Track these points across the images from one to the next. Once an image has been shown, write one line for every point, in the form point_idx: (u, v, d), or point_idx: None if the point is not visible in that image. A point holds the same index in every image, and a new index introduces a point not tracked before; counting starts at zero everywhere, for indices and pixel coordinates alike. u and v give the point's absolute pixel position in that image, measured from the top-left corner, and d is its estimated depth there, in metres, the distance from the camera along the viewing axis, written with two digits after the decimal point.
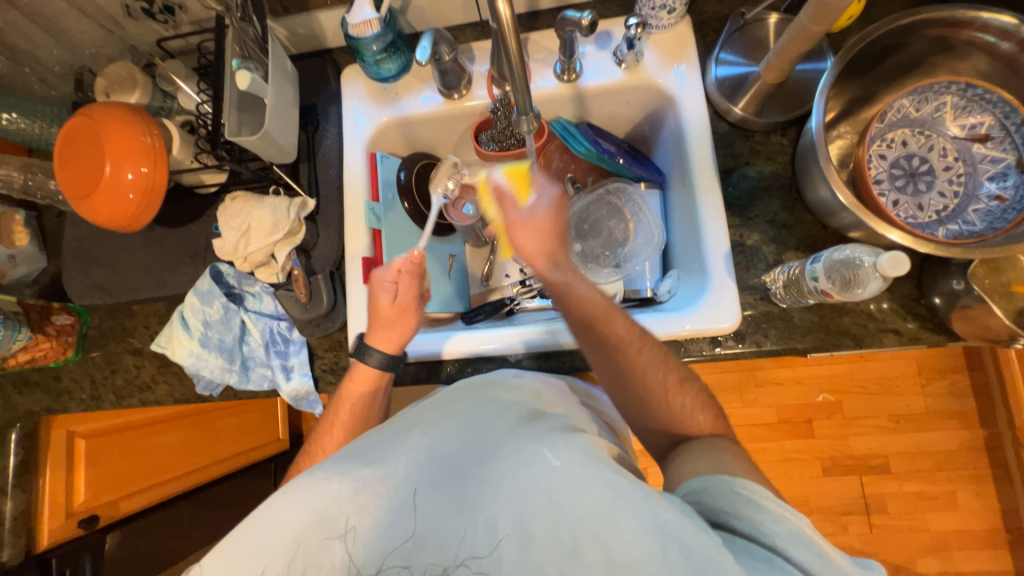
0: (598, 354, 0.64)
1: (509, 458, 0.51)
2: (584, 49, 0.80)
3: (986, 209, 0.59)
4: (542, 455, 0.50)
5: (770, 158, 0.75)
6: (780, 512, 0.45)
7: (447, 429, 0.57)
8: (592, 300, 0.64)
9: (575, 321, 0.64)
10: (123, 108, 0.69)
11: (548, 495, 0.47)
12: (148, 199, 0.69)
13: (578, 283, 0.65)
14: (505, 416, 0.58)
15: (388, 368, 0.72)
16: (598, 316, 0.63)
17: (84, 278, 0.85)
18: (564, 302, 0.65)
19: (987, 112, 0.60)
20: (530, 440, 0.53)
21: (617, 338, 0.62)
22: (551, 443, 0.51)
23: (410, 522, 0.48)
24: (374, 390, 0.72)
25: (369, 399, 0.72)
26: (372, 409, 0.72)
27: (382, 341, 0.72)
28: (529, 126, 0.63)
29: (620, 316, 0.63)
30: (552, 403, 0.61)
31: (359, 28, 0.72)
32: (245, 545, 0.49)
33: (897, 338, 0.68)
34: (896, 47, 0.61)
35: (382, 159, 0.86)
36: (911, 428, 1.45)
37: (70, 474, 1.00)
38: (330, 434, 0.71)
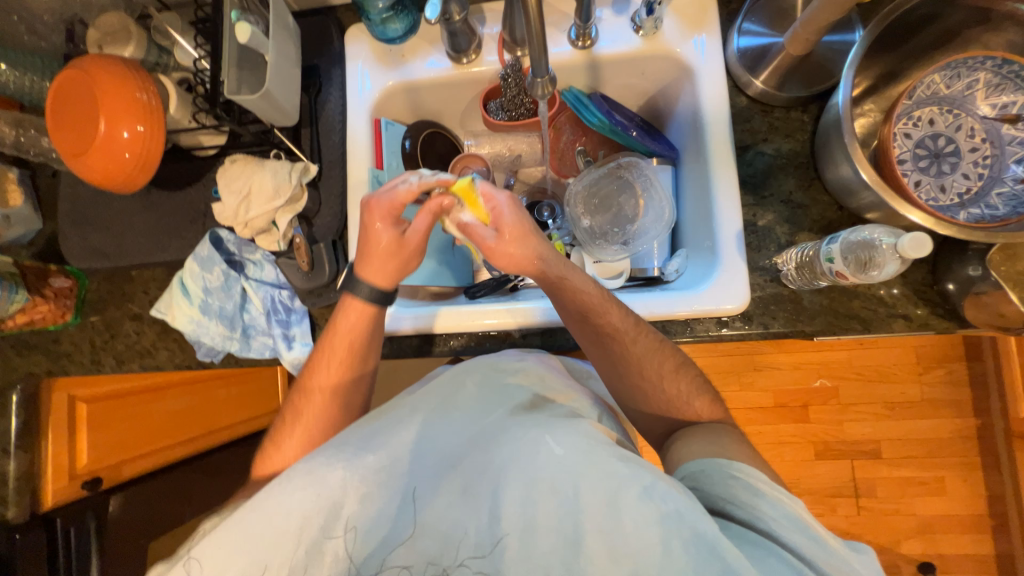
0: (593, 343, 0.65)
1: (511, 447, 0.52)
2: (600, 14, 0.76)
3: (1010, 193, 0.58)
4: (544, 444, 0.50)
5: (789, 134, 0.72)
6: (773, 497, 0.49)
7: (449, 416, 0.57)
8: (586, 290, 0.64)
9: (573, 314, 0.65)
10: (117, 61, 0.66)
11: (551, 486, 0.48)
12: (145, 160, 0.67)
13: (569, 273, 0.65)
14: (504, 403, 0.58)
15: (378, 302, 0.70)
16: (593, 308, 0.63)
17: (81, 241, 0.83)
18: (558, 296, 0.65)
19: (1021, 91, 0.57)
20: (531, 427, 0.53)
21: (613, 328, 0.63)
22: (552, 431, 0.52)
23: (415, 515, 0.50)
24: (367, 325, 0.70)
25: (362, 334, 0.70)
26: (365, 343, 0.71)
27: (375, 274, 0.69)
28: (543, 91, 0.61)
29: (615, 306, 0.64)
30: (551, 387, 0.61)
31: None
32: (246, 529, 0.49)
33: (906, 323, 0.67)
34: (930, 18, 0.58)
35: (387, 125, 0.82)
36: (905, 416, 1.46)
37: (72, 438, 0.99)
38: (321, 364, 0.71)
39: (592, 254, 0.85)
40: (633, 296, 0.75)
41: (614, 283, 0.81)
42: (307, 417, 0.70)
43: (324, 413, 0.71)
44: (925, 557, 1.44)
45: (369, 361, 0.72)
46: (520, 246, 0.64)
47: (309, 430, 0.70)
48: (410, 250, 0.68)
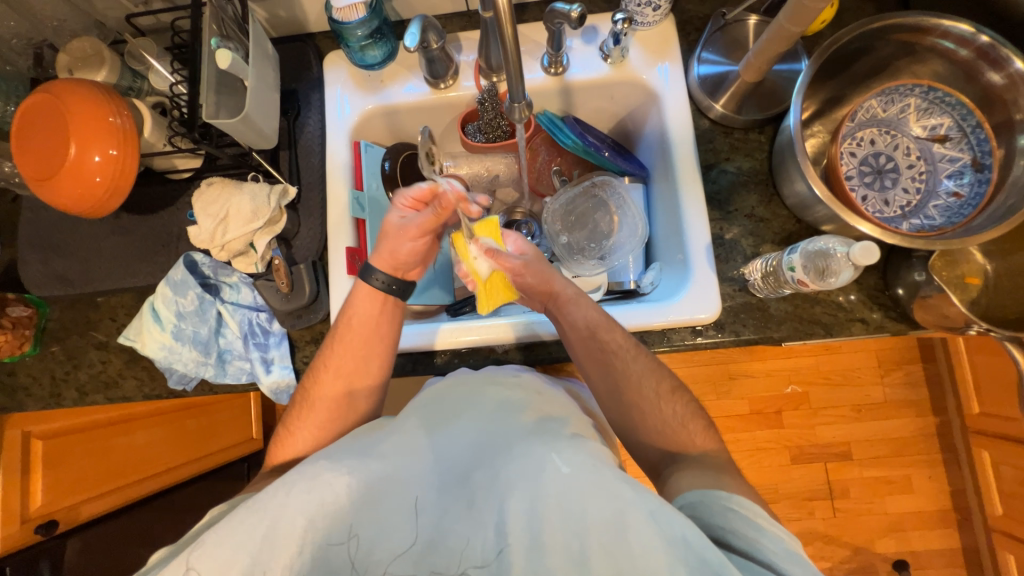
0: (598, 368, 0.67)
1: (519, 465, 0.53)
2: (570, 43, 0.81)
3: (944, 205, 0.63)
4: (551, 462, 0.51)
5: (748, 154, 0.78)
6: (774, 532, 0.48)
7: (454, 434, 0.59)
8: (592, 309, 0.69)
9: (578, 332, 0.68)
10: (86, 84, 0.65)
11: (557, 503, 0.48)
12: (116, 184, 0.66)
13: (577, 292, 0.70)
14: (513, 420, 0.59)
15: (392, 289, 0.73)
16: (601, 327, 0.68)
17: (43, 268, 0.80)
18: (568, 311, 0.69)
19: (947, 113, 0.64)
20: (538, 444, 0.54)
21: (617, 346, 0.67)
22: (559, 449, 0.52)
23: (418, 528, 0.51)
24: (381, 308, 0.72)
25: (376, 318, 0.71)
26: (377, 327, 0.71)
27: (388, 257, 0.73)
28: (520, 115, 0.64)
29: (619, 330, 0.68)
30: (551, 404, 0.62)
31: (344, 12, 0.71)
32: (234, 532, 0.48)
33: (864, 326, 0.72)
34: (864, 50, 0.64)
35: (366, 147, 0.84)
36: (872, 417, 1.53)
37: (24, 479, 0.93)
38: (333, 349, 0.70)
39: (571, 269, 0.87)
40: (611, 309, 0.77)
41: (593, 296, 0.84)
42: (313, 407, 0.69)
43: (332, 403, 0.70)
44: (898, 555, 1.49)
45: (378, 352, 0.71)
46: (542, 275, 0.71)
47: (315, 421, 0.69)
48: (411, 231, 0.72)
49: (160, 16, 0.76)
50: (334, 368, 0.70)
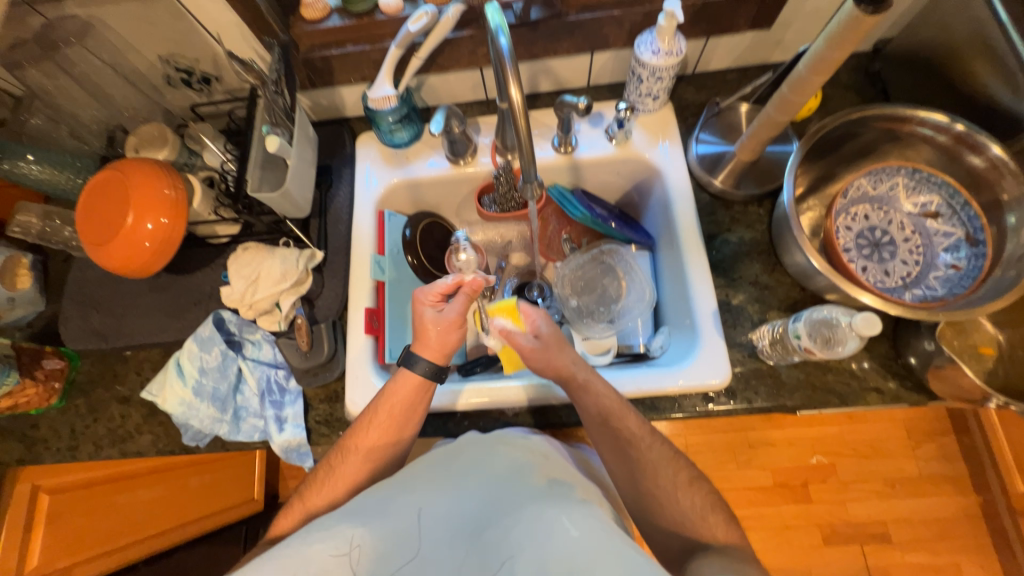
0: (613, 449, 0.66)
1: (527, 524, 0.52)
2: (579, 126, 0.89)
3: (944, 276, 0.65)
4: (560, 524, 0.51)
5: (749, 225, 0.82)
6: None
7: (462, 492, 0.59)
8: (607, 394, 0.67)
9: (591, 417, 0.67)
10: (149, 162, 0.74)
11: (565, 566, 0.47)
12: (163, 248, 0.73)
13: (594, 378, 0.69)
14: (522, 481, 0.59)
15: (431, 377, 0.71)
16: (613, 413, 0.66)
17: (82, 322, 0.85)
18: (581, 398, 0.68)
19: (934, 192, 0.68)
20: (548, 506, 0.54)
21: (634, 427, 0.66)
22: (569, 513, 0.52)
23: None
24: (419, 397, 0.70)
25: (413, 406, 0.70)
26: (412, 414, 0.69)
27: (431, 351, 0.71)
28: (534, 193, 0.68)
29: (633, 413, 0.67)
30: (557, 470, 0.63)
31: (378, 103, 0.80)
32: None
33: (879, 396, 0.71)
34: (850, 135, 0.69)
35: (390, 216, 0.91)
36: (907, 494, 1.43)
37: (27, 535, 0.94)
38: (364, 427, 0.69)
39: (581, 332, 0.89)
40: (621, 373, 0.78)
41: (603, 359, 0.85)
42: (333, 476, 0.67)
43: (354, 476, 0.67)
44: None
45: (408, 432, 0.69)
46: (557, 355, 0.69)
47: (333, 492, 0.67)
48: (451, 322, 0.71)
49: (219, 105, 0.87)
50: (362, 447, 0.68)
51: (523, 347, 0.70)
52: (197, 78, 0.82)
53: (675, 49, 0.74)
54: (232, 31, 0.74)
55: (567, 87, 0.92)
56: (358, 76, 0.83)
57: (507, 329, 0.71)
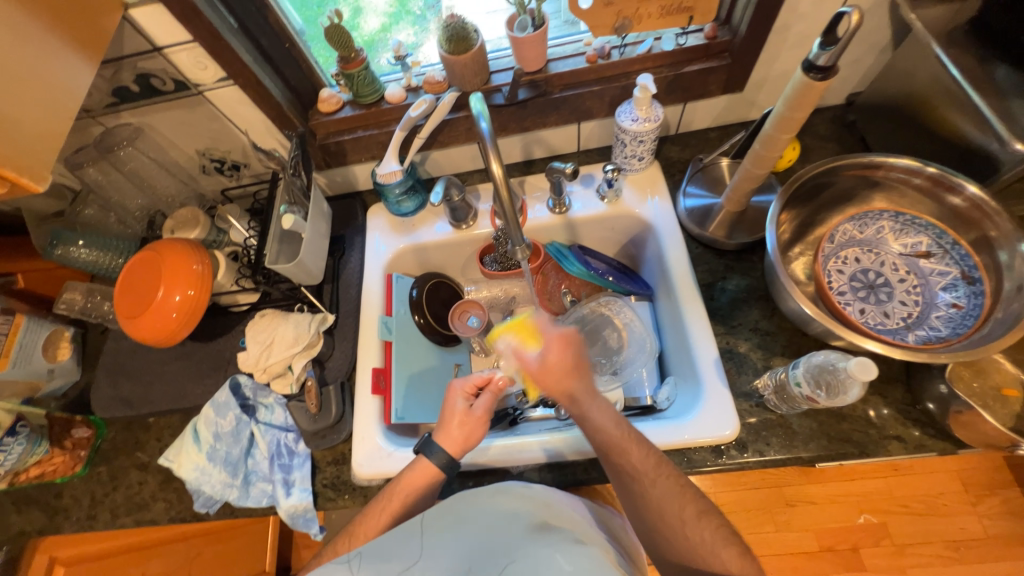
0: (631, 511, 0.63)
1: (523, 560, 0.52)
2: (572, 188, 0.95)
3: (947, 316, 0.64)
4: (555, 561, 0.51)
5: (744, 272, 0.84)
6: None
7: (458, 541, 0.57)
8: (604, 427, 0.63)
9: (599, 450, 0.64)
10: (181, 241, 0.82)
11: None
12: (188, 318, 0.79)
13: (593, 409, 0.64)
14: (519, 521, 0.59)
15: (446, 470, 0.68)
16: (614, 445, 0.62)
17: (111, 391, 0.91)
18: (585, 431, 0.64)
19: (922, 233, 0.68)
20: (542, 544, 0.54)
21: (636, 465, 0.61)
22: (563, 550, 0.52)
23: None
24: (426, 489, 0.67)
25: (418, 498, 0.67)
26: (418, 508, 0.67)
27: (448, 443, 0.69)
28: (523, 254, 0.73)
29: (637, 445, 0.62)
30: (557, 514, 0.62)
31: (386, 177, 0.88)
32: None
33: (902, 445, 0.67)
34: (826, 183, 0.72)
35: (397, 279, 0.96)
36: (974, 558, 1.28)
37: None
38: (373, 516, 0.66)
39: None
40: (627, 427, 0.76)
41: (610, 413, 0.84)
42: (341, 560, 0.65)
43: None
44: None
45: None
46: (559, 381, 0.64)
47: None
48: (477, 419, 0.70)
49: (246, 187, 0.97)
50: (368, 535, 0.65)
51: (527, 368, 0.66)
52: (229, 166, 0.93)
53: (652, 116, 0.80)
54: (259, 126, 0.85)
55: (559, 153, 1.00)
56: (368, 155, 0.93)
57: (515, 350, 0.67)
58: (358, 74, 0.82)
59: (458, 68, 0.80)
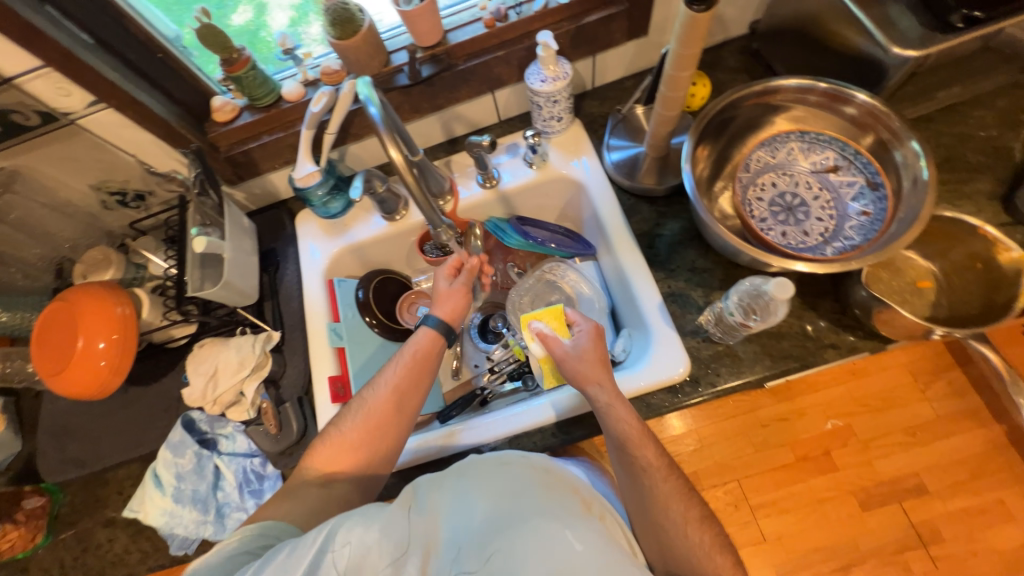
0: (626, 473, 0.66)
1: (533, 533, 0.52)
2: (498, 159, 0.93)
3: (858, 224, 0.68)
4: (567, 539, 0.52)
5: (676, 215, 0.85)
6: None
7: (469, 510, 0.57)
8: (627, 421, 0.65)
9: (611, 440, 0.66)
10: (97, 285, 0.77)
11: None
12: (119, 364, 0.75)
13: (617, 402, 0.66)
14: (526, 489, 0.59)
15: (445, 333, 0.77)
16: (631, 440, 0.64)
17: (59, 454, 0.85)
18: (602, 420, 0.66)
19: (828, 149, 0.72)
20: (552, 518, 0.54)
21: (646, 461, 0.64)
22: (574, 528, 0.53)
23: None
24: (434, 348, 0.76)
25: (430, 355, 0.75)
26: (430, 364, 0.75)
27: (446, 315, 0.78)
28: (446, 234, 0.78)
29: (651, 443, 0.65)
30: (559, 481, 0.63)
31: (304, 180, 0.84)
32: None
33: (837, 351, 0.71)
34: (731, 117, 0.73)
35: (340, 281, 0.93)
36: (932, 439, 1.32)
37: None
38: (385, 372, 0.73)
39: None
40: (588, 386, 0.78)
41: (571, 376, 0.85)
42: (340, 438, 0.69)
43: (361, 439, 0.69)
44: None
45: (427, 382, 0.74)
46: (591, 368, 0.68)
47: (344, 455, 0.68)
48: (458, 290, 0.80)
49: (158, 216, 0.90)
50: (384, 385, 0.72)
51: (557, 351, 0.71)
52: (132, 196, 0.86)
53: (560, 73, 0.79)
54: (151, 149, 0.79)
55: (481, 127, 0.97)
56: (282, 161, 0.88)
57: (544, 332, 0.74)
58: (246, 76, 0.77)
59: (351, 53, 0.76)
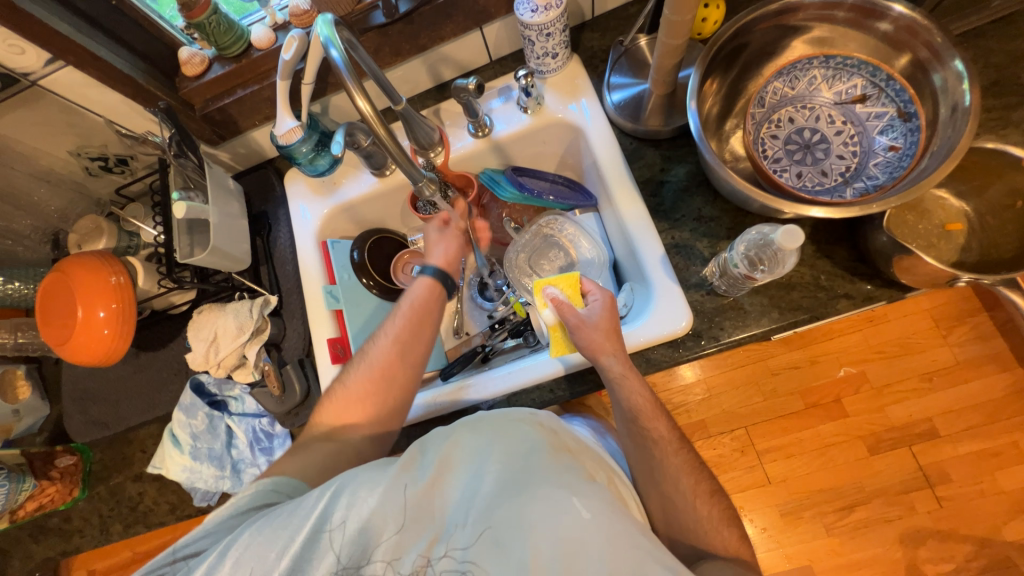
0: (631, 440, 0.67)
1: (541, 502, 0.52)
2: (491, 105, 0.87)
3: (884, 161, 0.62)
4: (575, 506, 0.51)
5: (682, 160, 0.79)
6: None
7: (472, 474, 0.56)
8: (639, 398, 0.65)
9: (622, 411, 0.67)
10: (89, 255, 0.77)
11: (578, 547, 0.49)
12: (121, 331, 0.76)
13: (631, 377, 0.65)
14: (533, 453, 0.57)
15: (442, 279, 0.79)
16: (644, 413, 0.65)
17: (82, 416, 0.89)
18: (614, 391, 0.66)
19: (856, 75, 0.64)
20: (560, 483, 0.54)
21: (658, 434, 0.65)
22: (582, 494, 0.53)
23: (418, 529, 0.54)
24: (433, 298, 0.77)
25: (429, 305, 0.77)
26: (431, 313, 0.77)
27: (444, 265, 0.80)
28: (428, 190, 0.73)
29: (662, 416, 0.66)
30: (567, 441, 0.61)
31: (287, 137, 0.78)
32: (277, 535, 0.54)
33: (851, 302, 0.67)
34: (744, 44, 0.65)
35: (333, 244, 0.90)
36: (948, 384, 1.29)
37: None
38: (386, 326, 0.76)
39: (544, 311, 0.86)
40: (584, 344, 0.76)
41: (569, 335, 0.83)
42: (347, 391, 0.73)
43: (367, 391, 0.72)
44: None
45: (430, 330, 0.76)
46: (605, 336, 0.67)
47: (350, 406, 0.72)
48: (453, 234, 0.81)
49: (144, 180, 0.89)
50: (387, 338, 0.75)
51: (571, 318, 0.69)
52: (114, 161, 0.85)
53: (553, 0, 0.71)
54: (123, 110, 0.76)
55: (471, 69, 0.90)
56: (261, 117, 0.83)
57: (558, 298, 0.71)
58: (208, 23, 0.71)
59: None
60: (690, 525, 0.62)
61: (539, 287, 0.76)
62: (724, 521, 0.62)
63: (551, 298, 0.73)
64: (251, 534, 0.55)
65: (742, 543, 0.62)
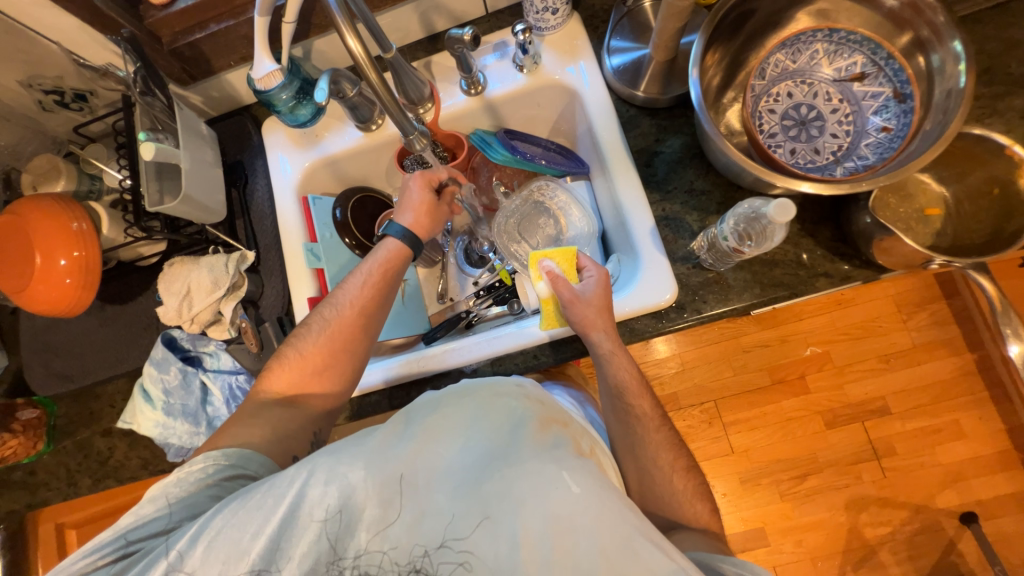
0: (616, 415, 0.69)
1: (529, 478, 0.53)
2: (485, 61, 0.83)
3: (876, 142, 0.63)
4: (562, 481, 0.52)
5: (678, 130, 0.78)
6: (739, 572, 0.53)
7: (458, 444, 0.57)
8: (626, 377, 0.67)
9: (609, 388, 0.69)
10: (47, 198, 0.72)
11: (566, 521, 0.50)
12: (85, 281, 0.71)
13: (618, 355, 0.67)
14: (520, 429, 0.57)
15: (411, 246, 0.79)
16: (630, 390, 0.67)
17: (44, 368, 0.86)
18: (602, 367, 0.68)
19: (857, 52, 0.63)
20: (547, 459, 0.54)
21: (642, 412, 0.67)
22: (570, 468, 0.53)
23: (405, 508, 0.54)
24: (400, 263, 0.78)
25: (395, 268, 0.77)
26: (396, 276, 0.77)
27: (414, 226, 0.79)
28: (420, 144, 0.70)
29: (647, 395, 0.68)
30: (552, 415, 0.61)
31: (265, 81, 0.72)
32: (251, 516, 0.54)
33: (829, 280, 0.69)
34: (751, 11, 0.63)
35: (314, 200, 0.86)
36: (904, 365, 1.37)
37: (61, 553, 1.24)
38: (351, 283, 0.75)
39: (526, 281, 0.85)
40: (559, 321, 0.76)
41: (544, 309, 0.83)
42: (305, 355, 0.71)
43: (330, 358, 0.71)
44: (963, 508, 1.31)
45: (392, 292, 0.77)
46: (599, 314, 0.67)
47: (307, 369, 0.71)
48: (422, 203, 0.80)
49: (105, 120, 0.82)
50: (353, 300, 0.74)
51: (567, 293, 0.68)
52: (71, 96, 0.78)
53: None
54: (79, 36, 0.69)
55: (466, 21, 0.85)
56: (237, 57, 0.78)
57: (555, 272, 0.70)
58: None
59: None
60: (659, 485, 0.65)
61: (533, 259, 0.73)
62: (690, 484, 0.66)
63: (546, 273, 0.71)
64: (223, 518, 0.54)
65: (705, 504, 0.65)
